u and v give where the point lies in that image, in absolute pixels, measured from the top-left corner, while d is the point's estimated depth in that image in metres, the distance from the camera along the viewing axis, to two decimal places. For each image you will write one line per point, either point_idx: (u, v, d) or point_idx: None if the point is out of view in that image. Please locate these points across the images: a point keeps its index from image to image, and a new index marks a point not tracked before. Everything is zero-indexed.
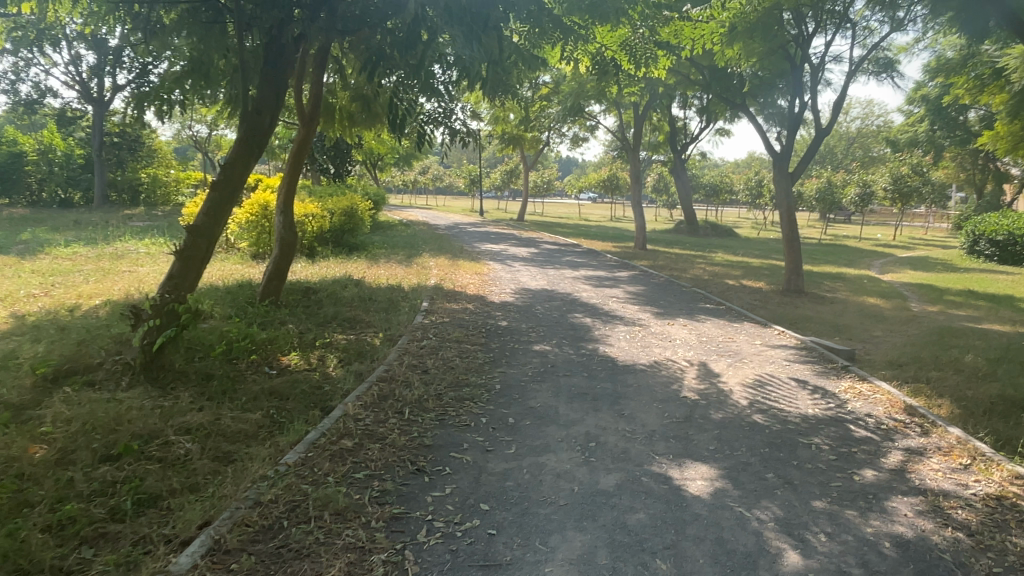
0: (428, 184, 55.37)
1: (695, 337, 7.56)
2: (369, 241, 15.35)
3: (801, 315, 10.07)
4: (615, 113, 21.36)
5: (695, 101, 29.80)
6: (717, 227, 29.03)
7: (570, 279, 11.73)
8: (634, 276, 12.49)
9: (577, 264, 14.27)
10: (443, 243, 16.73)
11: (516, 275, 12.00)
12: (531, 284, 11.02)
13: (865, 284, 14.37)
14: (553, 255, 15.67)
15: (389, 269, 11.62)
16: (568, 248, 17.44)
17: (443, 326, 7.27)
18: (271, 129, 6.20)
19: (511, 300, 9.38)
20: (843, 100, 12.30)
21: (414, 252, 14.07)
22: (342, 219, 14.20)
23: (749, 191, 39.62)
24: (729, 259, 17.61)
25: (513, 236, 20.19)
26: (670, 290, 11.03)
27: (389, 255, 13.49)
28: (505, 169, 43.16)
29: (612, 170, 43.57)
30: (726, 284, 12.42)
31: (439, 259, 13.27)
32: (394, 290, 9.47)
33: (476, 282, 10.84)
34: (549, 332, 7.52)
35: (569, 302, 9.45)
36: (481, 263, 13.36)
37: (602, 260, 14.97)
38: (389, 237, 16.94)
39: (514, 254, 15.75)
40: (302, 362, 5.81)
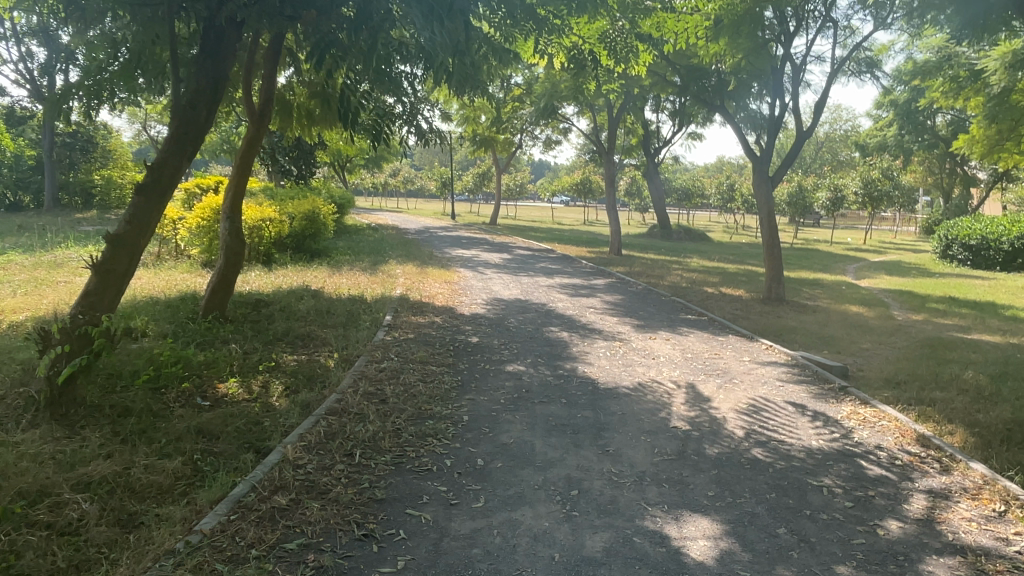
0: (398, 187, 54.44)
1: (680, 353, 7.00)
2: (334, 247, 14.61)
3: (786, 325, 9.60)
4: (589, 115, 20.85)
5: (668, 104, 29.49)
6: (691, 232, 28.71)
7: (544, 288, 11.13)
8: (612, 284, 11.94)
9: (551, 270, 13.68)
10: (412, 248, 16.02)
11: (487, 284, 11.37)
12: (503, 293, 10.40)
13: (846, 291, 14.02)
14: (526, 261, 15.06)
15: (353, 278, 10.92)
16: (541, 253, 16.84)
17: (406, 343, 6.60)
18: (208, 126, 5.48)
19: (481, 312, 8.74)
20: (826, 101, 11.88)
21: (380, 258, 13.36)
22: (304, 225, 13.46)
23: (722, 195, 39.48)
24: (706, 265, 17.17)
25: (485, 241, 19.53)
26: (649, 299, 10.49)
27: (354, 262, 12.76)
28: (477, 172, 42.50)
29: (585, 173, 43.18)
30: (706, 292, 11.92)
31: (406, 266, 12.57)
32: (355, 302, 8.79)
33: (444, 292, 10.18)
34: (523, 349, 6.89)
35: (543, 313, 8.84)
36: (450, 270, 12.70)
37: (577, 267, 14.40)
38: (354, 242, 16.18)
39: (485, 260, 15.12)
40: (242, 391, 5.11)
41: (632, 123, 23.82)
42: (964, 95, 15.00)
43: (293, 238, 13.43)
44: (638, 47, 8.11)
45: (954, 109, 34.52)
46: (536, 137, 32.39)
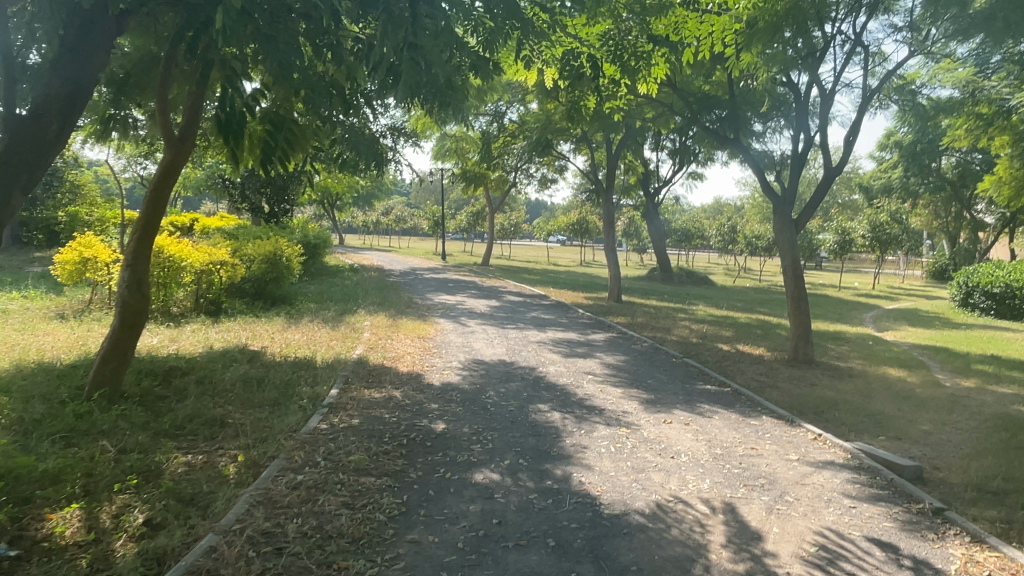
0: (391, 226, 53.06)
1: (707, 446, 5.35)
2: (301, 293, 13.09)
3: (823, 396, 7.98)
4: (586, 151, 19.50)
5: (667, 142, 28.31)
6: (693, 274, 27.27)
7: (535, 345, 9.51)
8: (613, 340, 10.33)
9: (543, 321, 12.06)
10: (389, 293, 14.43)
11: (468, 339, 9.75)
12: (485, 352, 8.77)
13: (876, 348, 12.43)
14: (516, 309, 13.46)
15: (312, 333, 9.39)
16: (533, 300, 15.27)
17: (345, 435, 5.00)
18: (59, 145, 3.96)
19: (454, 380, 7.10)
20: (856, 131, 10.50)
21: (351, 306, 11.83)
22: (267, 269, 11.96)
23: (723, 236, 38.18)
24: (714, 314, 15.62)
25: (473, 285, 17.96)
26: (657, 359, 8.87)
27: (318, 311, 11.24)
28: (470, 211, 41.17)
29: (581, 213, 41.86)
30: (721, 350, 10.30)
31: (377, 315, 10.96)
32: (301, 365, 7.23)
33: (416, 351, 8.55)
34: (501, 440, 5.24)
35: (531, 382, 7.21)
36: (427, 321, 11.09)
37: (572, 317, 12.80)
38: (326, 286, 14.59)
39: (470, 307, 13.52)
40: (76, 530, 3.47)
41: (631, 161, 22.50)
42: (993, 132, 13.76)
43: (253, 283, 11.95)
44: (651, 51, 6.74)
45: (960, 151, 33.47)
46: (531, 174, 31.10)
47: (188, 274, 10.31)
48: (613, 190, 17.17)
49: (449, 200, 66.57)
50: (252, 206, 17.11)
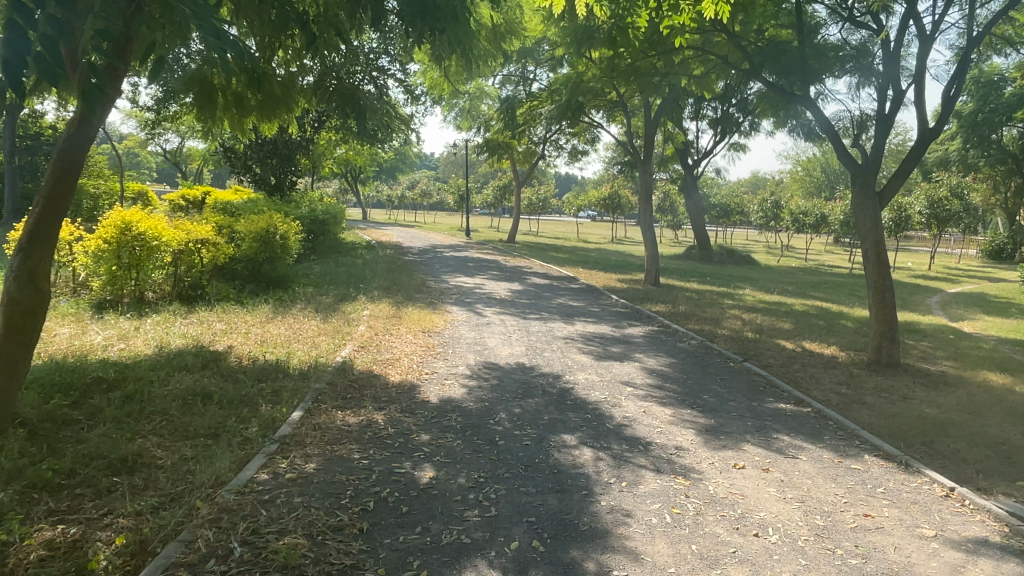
0: (416, 200, 51.55)
1: (801, 514, 3.76)
2: (302, 277, 11.69)
3: (926, 416, 6.30)
4: (621, 119, 17.74)
5: (708, 111, 26.23)
6: (734, 253, 25.40)
7: (562, 342, 7.95)
8: (653, 335, 8.71)
9: (571, 310, 10.47)
10: (400, 275, 12.98)
11: (481, 334, 8.25)
12: (500, 353, 7.23)
13: (962, 345, 10.62)
14: (541, 295, 11.91)
15: (301, 326, 7.96)
16: (561, 283, 13.68)
17: (289, 496, 3.51)
18: None
19: (456, 395, 5.59)
20: (956, 86, 8.67)
21: (353, 291, 10.39)
22: (260, 248, 10.56)
23: (764, 212, 36.00)
24: (764, 301, 13.88)
25: (496, 265, 16.41)
26: (710, 364, 7.27)
27: (314, 298, 9.79)
28: (498, 185, 39.44)
29: (613, 187, 39.92)
30: (784, 350, 8.64)
31: (379, 303, 9.49)
32: (269, 372, 5.80)
33: (417, 352, 7.05)
34: (507, 498, 3.72)
35: (554, 398, 5.66)
36: (437, 310, 9.61)
37: (605, 304, 11.20)
38: (332, 267, 13.18)
39: (489, 292, 12.00)
40: None
41: (669, 130, 20.62)
42: None
43: (244, 264, 10.59)
44: None
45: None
46: (560, 145, 29.33)
47: (163, 254, 8.97)
48: (650, 159, 15.43)
49: (477, 174, 64.95)
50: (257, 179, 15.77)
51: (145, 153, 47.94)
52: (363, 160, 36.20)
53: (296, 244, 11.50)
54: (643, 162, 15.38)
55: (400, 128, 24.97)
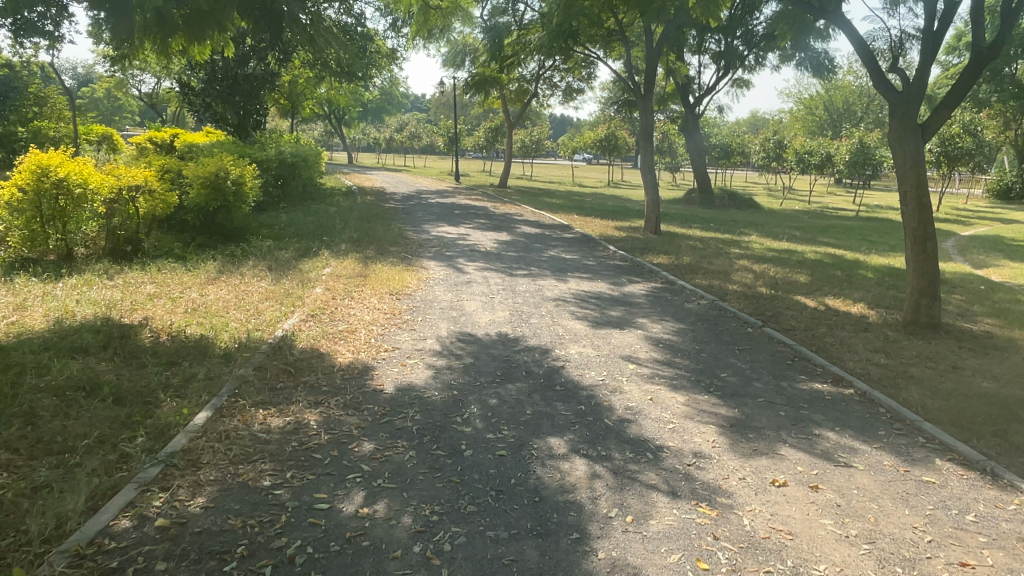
0: (404, 143, 49.66)
1: (874, 564, 2.72)
2: (263, 229, 10.44)
3: (986, 393, 5.25)
4: (618, 52, 16.23)
5: (711, 44, 24.56)
6: (737, 197, 24.11)
7: (552, 305, 6.82)
8: (657, 294, 7.59)
9: (562, 264, 9.31)
10: (375, 224, 11.75)
11: (458, 295, 7.10)
12: (478, 321, 6.11)
13: (997, 298, 9.54)
14: (530, 245, 10.76)
15: (247, 289, 6.79)
16: (553, 232, 12.49)
17: (148, 561, 2.44)
18: None
19: (416, 380, 4.48)
20: None
21: (317, 245, 9.18)
22: (211, 196, 9.29)
23: (767, 153, 34.54)
24: (773, 249, 12.75)
25: (483, 212, 15.17)
26: (725, 330, 6.17)
27: (270, 253, 8.59)
28: (489, 127, 37.73)
29: (610, 127, 38.23)
30: (806, 309, 7.54)
31: (343, 259, 8.31)
32: (187, 354, 4.67)
33: (379, 319, 5.92)
34: (467, 550, 2.65)
35: (540, 383, 4.56)
36: (411, 266, 8.46)
37: (601, 257, 10.03)
38: (300, 217, 11.95)
39: (472, 243, 10.80)
40: None
41: (670, 63, 19.07)
42: None
43: (195, 215, 9.33)
44: None
45: None
46: (553, 83, 27.67)
47: (93, 203, 7.69)
48: (652, 88, 13.81)
49: (468, 116, 62.71)
50: (219, 119, 14.31)
51: (119, 92, 45.69)
52: (347, 100, 34.31)
53: (254, 191, 10.22)
54: (644, 92, 13.82)
55: (382, 64, 23.25)
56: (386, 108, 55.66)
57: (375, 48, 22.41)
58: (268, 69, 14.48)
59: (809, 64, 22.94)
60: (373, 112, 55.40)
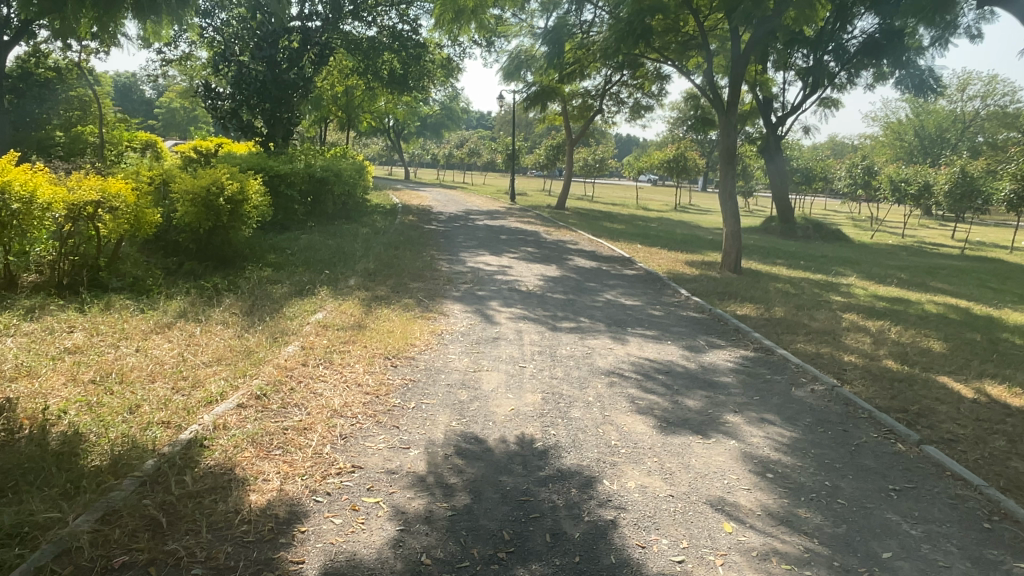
0: (464, 159, 48.54)
1: None
2: (267, 255, 8.87)
3: None
4: (697, 62, 14.28)
5: (797, 58, 22.29)
6: (821, 227, 21.71)
7: (603, 385, 4.92)
8: (749, 370, 5.58)
9: (621, 314, 7.37)
10: (403, 250, 10.10)
11: (478, 360, 5.28)
12: (495, 409, 4.26)
13: None
14: (583, 285, 8.89)
15: (199, 343, 5.10)
16: (612, 267, 10.58)
17: None
18: None
19: (363, 551, 2.66)
20: None
21: (322, 277, 7.55)
22: (202, 216, 7.74)
23: (853, 180, 31.82)
24: (880, 297, 10.53)
25: (534, 239, 13.37)
26: (863, 449, 4.13)
27: (260, 287, 6.99)
28: (551, 144, 36.14)
29: (679, 148, 36.04)
30: (963, 402, 5.39)
31: (343, 299, 6.61)
32: (18, 473, 2.97)
33: (354, 402, 4.16)
34: None
35: (573, 567, 2.66)
36: (427, 311, 6.69)
37: (670, 304, 8.06)
38: (320, 240, 10.40)
39: (513, 279, 8.99)
40: None
41: (754, 74, 16.95)
42: None
43: (185, 237, 7.81)
44: None
45: None
46: (621, 99, 25.84)
47: (43, 224, 6.11)
48: (736, 99, 11.74)
49: (531, 134, 61.29)
50: (246, 126, 12.99)
51: (187, 100, 46.09)
52: (405, 112, 33.26)
53: (259, 209, 8.69)
54: (724, 105, 11.79)
55: (437, 75, 21.88)
56: (447, 123, 54.72)
57: (430, 57, 21.04)
58: (298, 71, 13.15)
59: (908, 80, 19.57)
60: (433, 126, 54.63)
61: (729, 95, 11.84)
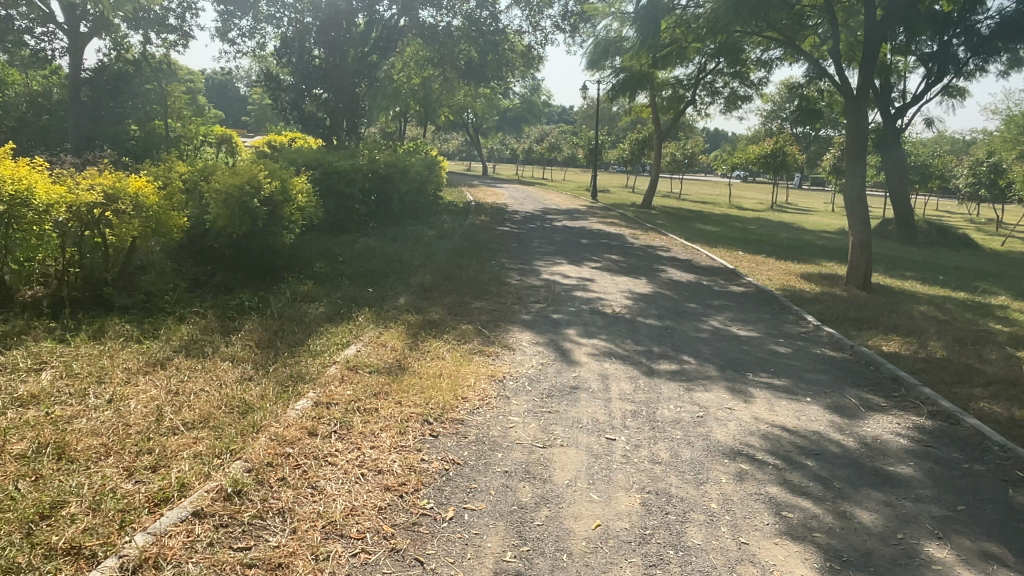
0: (543, 154, 47.16)
1: None
2: (313, 264, 7.75)
3: None
4: (814, 43, 12.28)
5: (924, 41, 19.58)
6: (946, 232, 19.16)
7: (730, 477, 3.42)
8: (935, 455, 3.92)
9: (735, 351, 5.80)
10: (468, 259, 8.81)
11: (551, 425, 3.88)
12: (573, 526, 2.85)
13: None
14: (681, 306, 7.35)
15: (186, 396, 3.92)
16: (714, 281, 8.96)
17: None
18: None
19: None
20: None
21: (368, 294, 6.34)
22: (236, 220, 6.60)
23: (978, 178, 28.50)
24: None
25: (619, 244, 11.84)
26: None
27: (294, 307, 5.83)
28: (637, 138, 34.27)
29: (777, 142, 33.45)
30: None
31: (386, 327, 5.33)
32: None
33: (364, 509, 2.84)
34: None
35: None
36: (489, 345, 5.33)
37: (795, 337, 6.41)
38: (377, 245, 9.24)
39: (597, 298, 7.53)
40: None
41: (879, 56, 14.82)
42: None
43: (219, 244, 6.76)
44: None
45: None
46: (715, 89, 23.82)
47: (43, 232, 5.07)
48: (869, 83, 9.85)
49: (614, 128, 59.18)
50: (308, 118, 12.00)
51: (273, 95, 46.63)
52: (485, 105, 32.16)
53: (304, 212, 7.59)
54: (852, 90, 9.92)
55: (518, 65, 20.55)
56: (528, 117, 53.39)
57: (510, 45, 19.73)
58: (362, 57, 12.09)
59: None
60: (513, 120, 53.45)
61: (859, 78, 9.95)
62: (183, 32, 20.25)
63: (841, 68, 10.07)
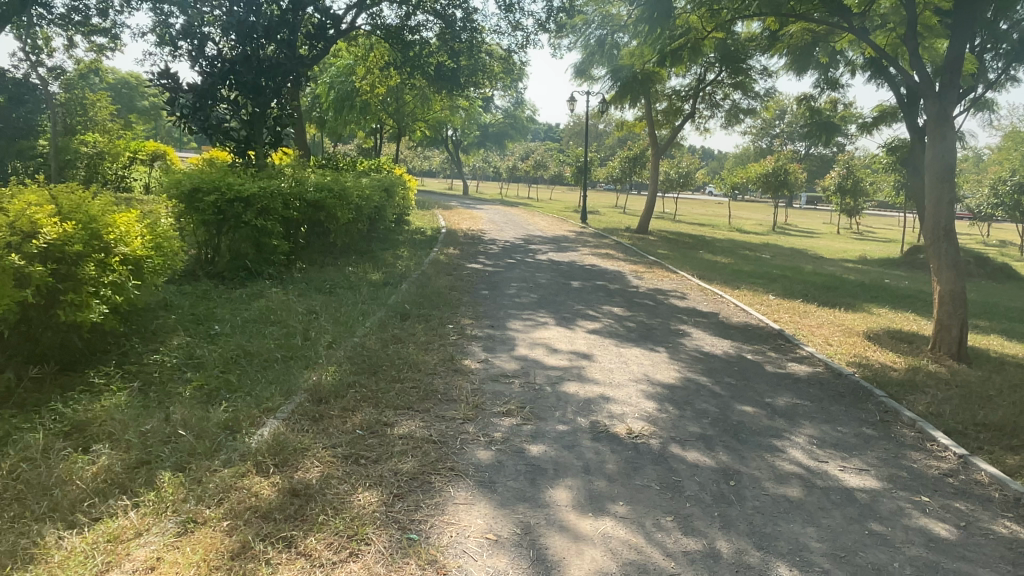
0: (527, 174, 44.69)
1: None
2: (167, 346, 4.99)
3: None
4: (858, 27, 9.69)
5: None
6: (985, 261, 16.77)
7: None
8: None
9: (866, 543, 3.10)
10: (411, 324, 6.09)
11: None
12: None
13: None
14: (731, 412, 4.69)
15: None
16: (759, 353, 6.33)
17: None
18: None
19: None
20: None
21: (208, 422, 3.65)
22: None
23: (999, 198, 26.21)
24: None
25: (619, 290, 9.22)
26: None
27: (43, 465, 3.11)
28: (627, 154, 31.91)
29: (778, 160, 31.19)
30: None
31: (190, 537, 2.61)
32: None
33: None
34: None
35: None
36: (394, 567, 2.60)
37: (942, 491, 3.74)
38: (285, 302, 6.49)
39: (598, 396, 4.84)
40: None
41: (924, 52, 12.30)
42: None
43: None
44: None
45: None
46: (716, 101, 21.41)
47: None
48: (955, 76, 7.30)
49: (602, 145, 56.90)
50: (214, 127, 9.12)
51: None
52: (463, 120, 29.64)
53: (141, 270, 4.76)
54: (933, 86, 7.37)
55: (495, 72, 18.03)
56: (511, 132, 50.96)
57: (486, 50, 17.21)
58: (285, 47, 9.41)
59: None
60: (496, 137, 51.01)
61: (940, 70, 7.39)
62: (112, 34, 17.55)
63: (918, 57, 7.53)
